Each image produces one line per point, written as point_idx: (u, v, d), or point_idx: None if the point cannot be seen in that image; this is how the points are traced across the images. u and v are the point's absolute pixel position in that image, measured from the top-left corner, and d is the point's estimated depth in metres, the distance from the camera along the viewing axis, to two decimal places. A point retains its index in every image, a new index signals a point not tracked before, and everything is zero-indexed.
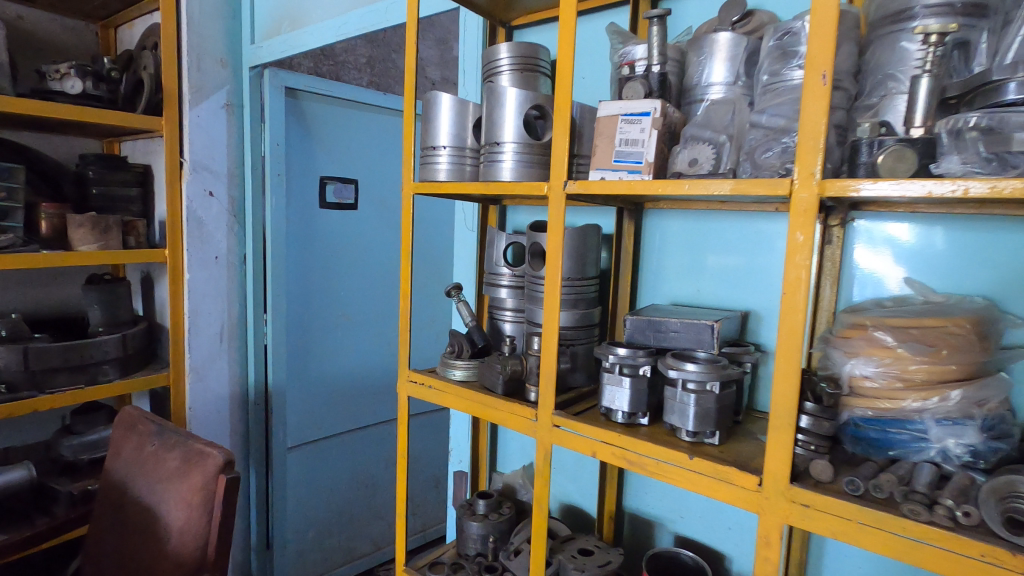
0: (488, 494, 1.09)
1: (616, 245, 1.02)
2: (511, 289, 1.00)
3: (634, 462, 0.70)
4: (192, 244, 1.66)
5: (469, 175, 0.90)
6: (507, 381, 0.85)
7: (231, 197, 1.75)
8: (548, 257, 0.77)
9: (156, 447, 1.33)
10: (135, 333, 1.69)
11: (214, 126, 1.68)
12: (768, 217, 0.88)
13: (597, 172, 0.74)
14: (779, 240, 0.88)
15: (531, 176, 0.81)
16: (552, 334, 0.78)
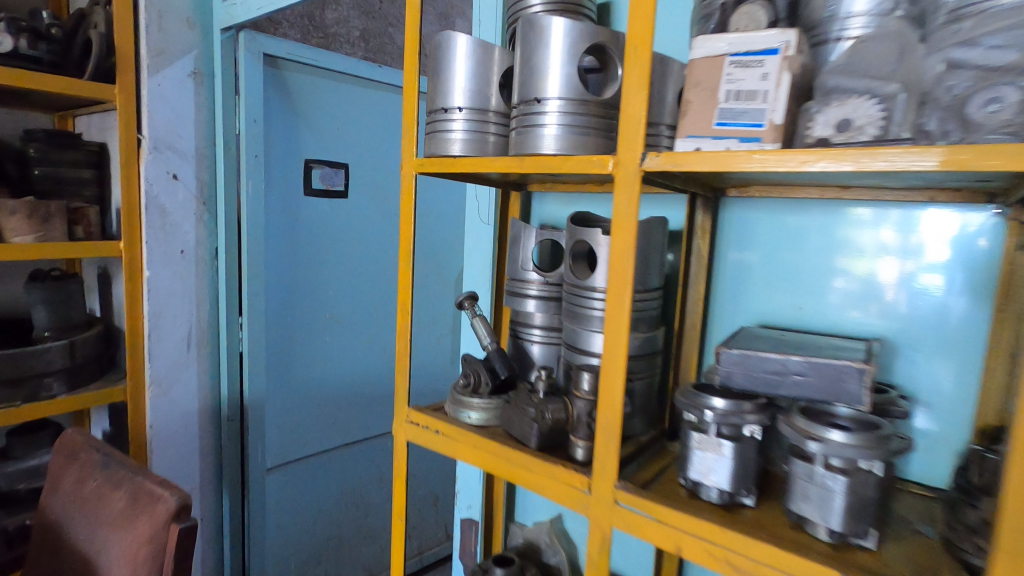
0: (507, 558, 0.86)
1: (688, 243, 0.85)
2: (540, 300, 0.78)
3: (743, 571, 0.48)
4: (152, 236, 1.42)
5: (492, 148, 0.66)
6: (546, 434, 0.62)
7: (200, 181, 1.50)
8: (613, 264, 0.55)
9: (98, 483, 1.09)
10: (87, 339, 1.45)
11: (178, 98, 1.43)
12: (802, 207, 0.79)
13: (686, 140, 0.51)
14: (813, 235, 0.79)
15: (584, 147, 0.57)
16: (616, 373, 0.56)
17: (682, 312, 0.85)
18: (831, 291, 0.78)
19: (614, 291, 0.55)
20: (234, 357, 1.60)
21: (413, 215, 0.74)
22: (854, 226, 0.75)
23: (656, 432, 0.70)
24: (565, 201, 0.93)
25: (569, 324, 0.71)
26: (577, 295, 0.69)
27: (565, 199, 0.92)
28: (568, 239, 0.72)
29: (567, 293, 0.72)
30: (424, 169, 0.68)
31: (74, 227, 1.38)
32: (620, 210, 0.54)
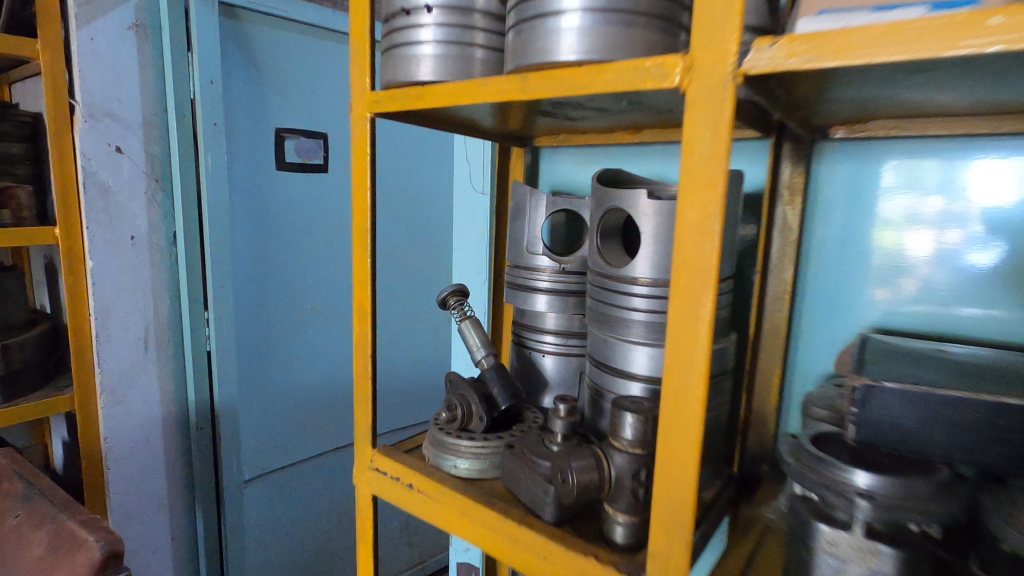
0: None
1: (771, 211, 0.72)
2: (552, 296, 0.65)
3: None
4: (93, 219, 1.22)
5: (478, 68, 0.52)
6: (567, 505, 0.47)
7: (149, 154, 1.29)
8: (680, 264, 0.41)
9: (19, 520, 0.90)
10: (25, 342, 1.25)
11: (118, 55, 1.21)
12: (820, 172, 0.71)
13: (820, 18, 0.37)
14: (833, 203, 0.70)
15: (614, 43, 0.43)
16: (694, 407, 0.41)
17: (761, 299, 0.73)
18: (853, 268, 0.69)
19: (681, 297, 0.41)
20: (201, 358, 1.40)
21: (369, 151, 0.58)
22: (877, 191, 0.67)
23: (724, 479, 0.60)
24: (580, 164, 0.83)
25: (596, 330, 0.57)
26: (609, 292, 0.54)
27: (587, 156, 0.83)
28: (595, 215, 0.55)
29: (593, 287, 0.57)
30: (375, 101, 0.56)
31: None
32: (694, 159, 0.40)
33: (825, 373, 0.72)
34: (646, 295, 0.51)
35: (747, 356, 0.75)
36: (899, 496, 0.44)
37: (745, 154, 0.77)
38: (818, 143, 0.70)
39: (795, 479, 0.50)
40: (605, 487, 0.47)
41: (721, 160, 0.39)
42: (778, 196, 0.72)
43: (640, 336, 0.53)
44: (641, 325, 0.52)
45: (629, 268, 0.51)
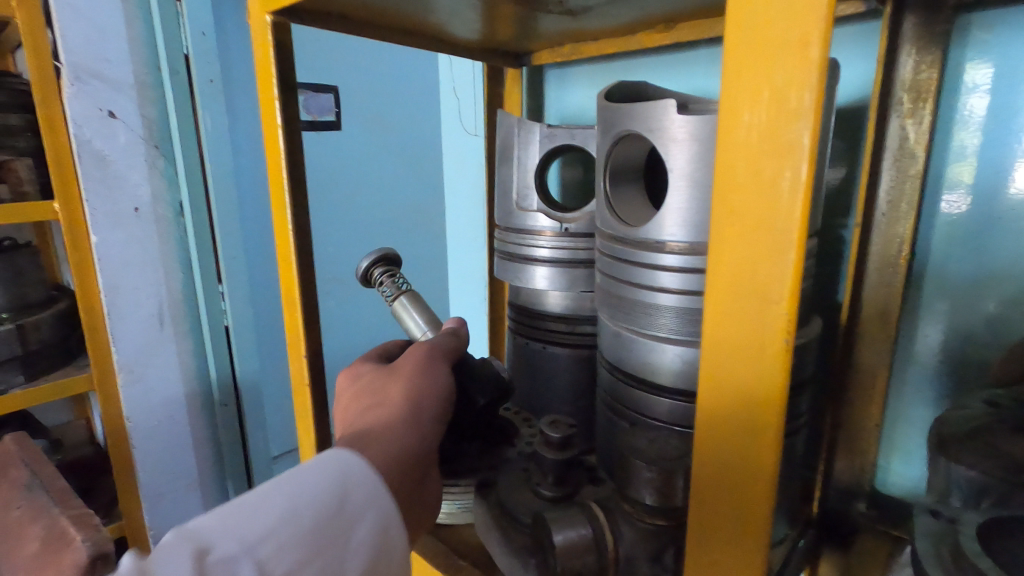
0: None
1: (882, 126, 0.58)
2: (553, 266, 0.60)
3: None
4: (92, 190, 1.14)
5: None
6: None
7: (146, 118, 1.19)
8: (718, 304, 0.32)
9: (21, 512, 0.87)
10: (42, 321, 1.22)
11: (99, 7, 1.10)
12: (947, 79, 0.57)
13: None
14: (945, 127, 0.58)
15: None
16: (765, 423, 0.31)
17: (861, 258, 0.60)
18: (961, 206, 0.58)
19: (735, 278, 0.31)
20: (219, 334, 1.34)
21: (274, 68, 0.54)
22: (996, 109, 0.55)
23: (801, 527, 0.56)
24: (593, 88, 0.78)
25: (610, 321, 0.48)
26: (630, 267, 0.43)
27: (606, 76, 0.76)
28: (603, 146, 0.45)
29: (605, 262, 0.46)
30: (275, 6, 0.52)
31: None
32: (771, 38, 0.27)
33: (942, 338, 0.61)
34: (673, 274, 0.40)
35: (834, 348, 0.63)
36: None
37: (853, 63, 0.63)
38: (958, 32, 0.56)
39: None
40: (609, 568, 0.41)
41: (816, 16, 0.26)
42: (896, 106, 0.58)
43: (669, 328, 0.43)
44: (671, 314, 0.42)
45: (654, 228, 0.41)
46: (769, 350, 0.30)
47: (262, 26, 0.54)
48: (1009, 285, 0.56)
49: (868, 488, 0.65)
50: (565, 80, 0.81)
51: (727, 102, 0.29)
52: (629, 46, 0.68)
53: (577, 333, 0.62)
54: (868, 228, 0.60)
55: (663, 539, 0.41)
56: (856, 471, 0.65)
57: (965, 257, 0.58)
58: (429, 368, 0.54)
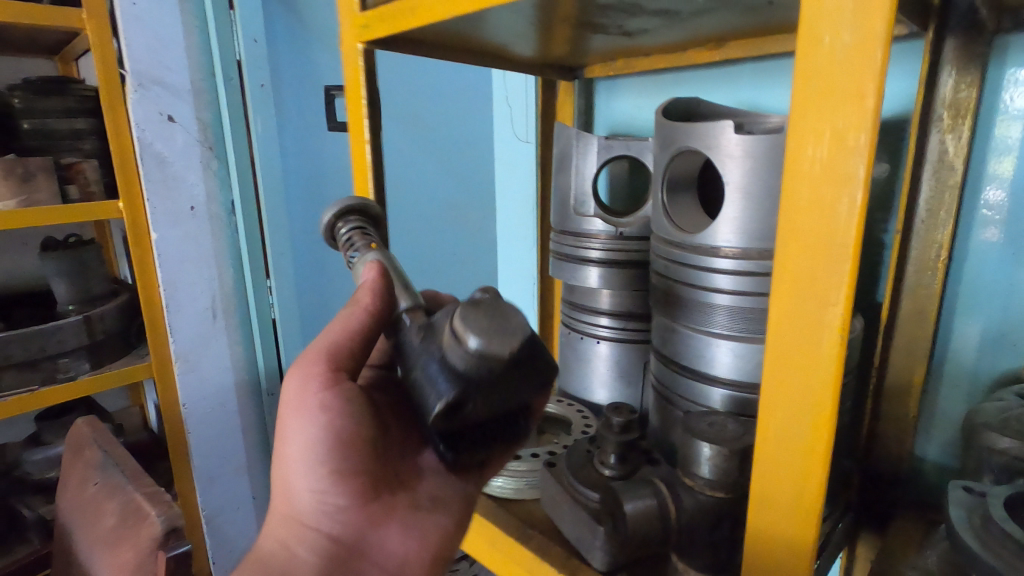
0: None
1: (922, 139, 0.60)
2: (605, 267, 0.63)
3: None
4: (153, 191, 1.21)
5: None
6: (619, 552, 0.45)
7: (201, 122, 1.26)
8: (779, 304, 0.35)
9: (96, 488, 0.95)
10: (106, 311, 1.30)
11: (160, 18, 1.17)
12: (989, 86, 0.58)
13: None
14: (987, 132, 0.59)
15: None
16: (819, 408, 0.34)
17: (901, 262, 0.62)
18: (999, 210, 0.59)
19: (795, 284, 0.34)
20: (267, 326, 1.41)
21: (363, 91, 0.59)
22: None
23: (843, 509, 0.58)
24: (639, 98, 0.80)
25: (668, 317, 0.51)
26: (686, 267, 0.46)
27: (653, 85, 0.78)
28: (660, 160, 0.48)
29: (663, 262, 0.49)
30: (369, 38, 0.56)
31: (67, 187, 1.19)
32: (835, 75, 0.30)
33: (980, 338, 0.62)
34: (730, 272, 0.43)
35: (874, 345, 0.65)
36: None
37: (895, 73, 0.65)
38: (1000, 40, 0.57)
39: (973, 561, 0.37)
40: (671, 532, 0.45)
41: (874, 56, 0.29)
42: (935, 121, 0.60)
43: (725, 325, 0.46)
44: (725, 311, 0.45)
45: (710, 234, 0.44)
46: (826, 345, 0.33)
47: (354, 52, 0.59)
48: None
49: (905, 475, 0.66)
50: (614, 90, 0.83)
51: (794, 133, 0.32)
52: (679, 61, 0.71)
53: (628, 329, 0.65)
54: (908, 233, 0.62)
55: (721, 512, 0.44)
56: (896, 459, 0.66)
57: (1003, 260, 0.60)
58: (293, 416, 0.47)
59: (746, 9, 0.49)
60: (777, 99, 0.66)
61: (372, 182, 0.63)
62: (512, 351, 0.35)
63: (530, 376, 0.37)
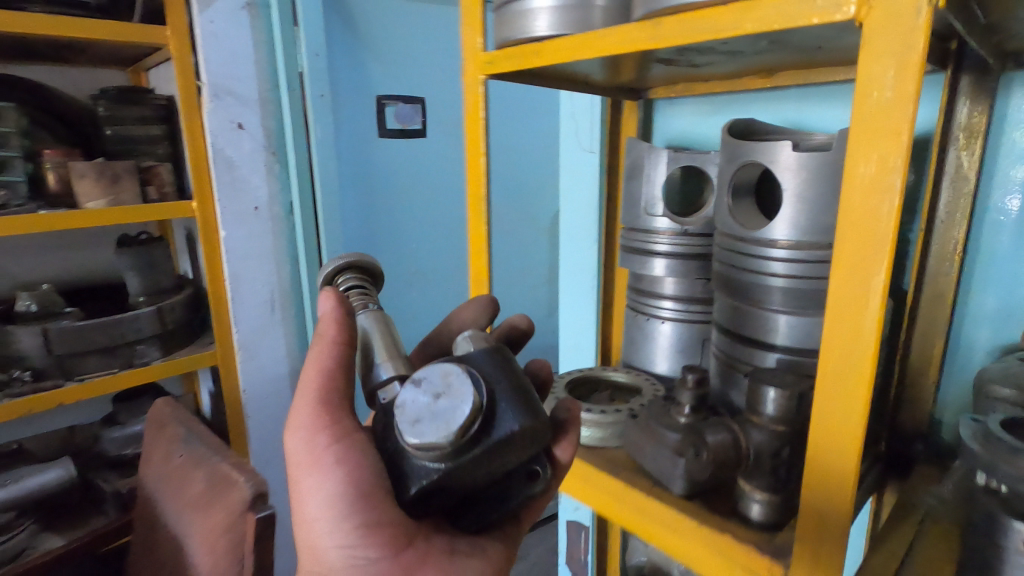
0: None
1: (941, 155, 0.67)
2: (671, 259, 0.72)
3: None
4: (223, 193, 1.31)
5: (598, 15, 0.55)
6: (697, 479, 0.54)
7: (266, 129, 1.37)
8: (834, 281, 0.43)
9: (182, 460, 1.05)
10: (175, 303, 1.42)
11: (235, 35, 1.27)
12: (1002, 109, 0.66)
13: None
14: (1000, 151, 0.66)
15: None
16: (861, 364, 0.42)
17: (922, 255, 0.70)
18: (1010, 219, 0.67)
19: (846, 266, 0.42)
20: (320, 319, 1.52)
21: (482, 112, 0.68)
22: None
23: (872, 459, 0.65)
24: (694, 114, 0.90)
25: (731, 297, 0.59)
26: (747, 257, 0.55)
27: (707, 105, 0.88)
28: (726, 171, 0.56)
29: (725, 252, 0.58)
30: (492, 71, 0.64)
31: (147, 188, 1.30)
32: (879, 114, 0.39)
33: (993, 334, 0.70)
34: (783, 260, 0.52)
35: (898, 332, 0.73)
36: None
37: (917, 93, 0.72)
38: (1006, 74, 0.65)
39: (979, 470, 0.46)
40: (741, 460, 0.54)
41: (908, 103, 0.37)
42: (951, 141, 0.67)
43: (782, 303, 0.55)
44: (780, 291, 0.54)
45: (767, 230, 0.53)
46: (870, 313, 0.41)
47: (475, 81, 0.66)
48: None
49: (926, 432, 0.74)
50: (673, 108, 0.92)
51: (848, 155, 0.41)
52: (735, 86, 0.80)
53: (691, 310, 0.73)
54: (930, 235, 0.70)
55: (787, 442, 0.52)
56: (918, 421, 0.73)
57: (1013, 261, 0.67)
58: (311, 472, 0.49)
59: (799, 53, 0.59)
60: (825, 118, 0.76)
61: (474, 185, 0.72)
62: (461, 426, 0.41)
63: (492, 437, 0.43)
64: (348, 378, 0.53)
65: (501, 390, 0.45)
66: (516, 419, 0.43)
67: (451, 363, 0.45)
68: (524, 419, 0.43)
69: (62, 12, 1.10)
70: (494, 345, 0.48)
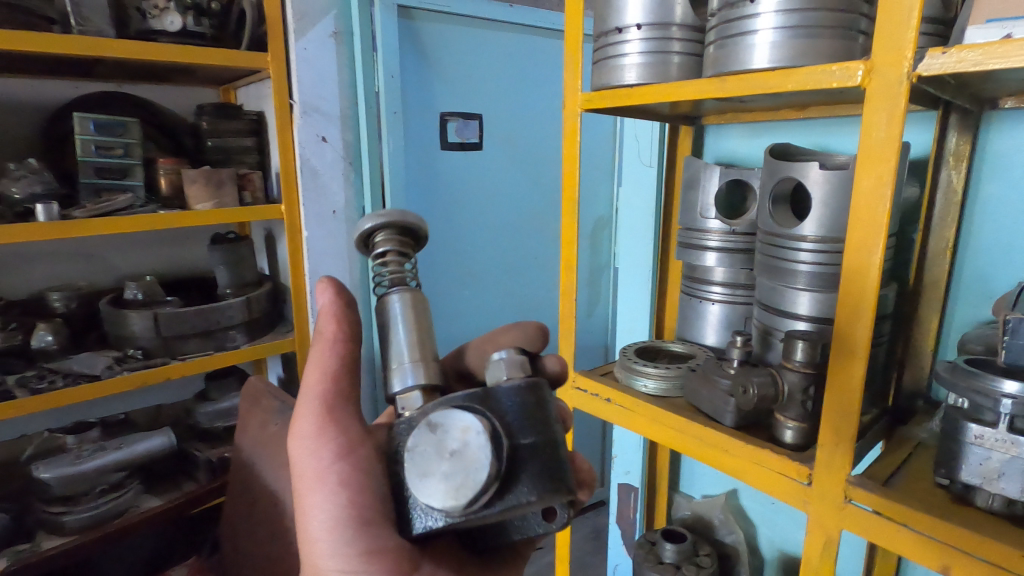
0: (679, 535, 1.06)
1: (936, 173, 0.84)
2: (722, 252, 0.85)
3: (927, 556, 0.59)
4: (308, 198, 1.49)
5: (675, 69, 0.75)
6: (744, 410, 0.72)
7: (346, 142, 1.55)
8: (847, 258, 0.61)
9: (279, 427, 1.22)
10: (260, 295, 1.60)
11: (323, 59, 1.45)
12: (984, 139, 0.82)
13: (987, 26, 0.54)
14: (983, 171, 0.83)
15: (812, 58, 0.61)
16: (861, 315, 0.61)
17: (921, 252, 0.86)
18: (989, 225, 0.83)
19: (853, 246, 0.61)
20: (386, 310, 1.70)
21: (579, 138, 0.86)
22: (1013, 160, 0.80)
23: (879, 411, 0.79)
24: (741, 138, 1.03)
25: (767, 280, 0.74)
26: (781, 248, 0.70)
27: (752, 130, 1.01)
28: (768, 183, 0.71)
29: (763, 244, 0.74)
30: (589, 105, 0.82)
31: (243, 193, 1.48)
32: (873, 145, 0.58)
33: (981, 318, 0.85)
34: (811, 251, 0.67)
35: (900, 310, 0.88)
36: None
37: (914, 123, 0.90)
38: (986, 113, 0.81)
39: (951, 390, 0.61)
40: (779, 394, 0.70)
41: (894, 142, 0.56)
42: (943, 163, 0.84)
43: (804, 284, 0.69)
44: (805, 275, 0.69)
45: (798, 228, 0.68)
46: (868, 282, 0.60)
47: (573, 114, 0.85)
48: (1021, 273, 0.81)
49: (926, 392, 0.88)
50: (722, 131, 1.06)
51: (862, 171, 0.59)
52: (774, 117, 0.96)
53: (738, 294, 0.86)
54: (926, 236, 0.86)
55: (813, 382, 0.68)
56: (918, 381, 0.88)
57: (994, 258, 0.83)
58: (313, 489, 0.53)
59: (826, 98, 0.76)
60: (849, 143, 0.89)
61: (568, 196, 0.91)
62: (471, 496, 0.42)
63: (508, 501, 0.43)
64: (349, 379, 0.57)
65: (523, 448, 0.44)
66: (534, 487, 0.43)
67: (472, 415, 0.44)
68: (543, 490, 0.43)
69: (187, 42, 1.29)
70: (528, 385, 0.47)
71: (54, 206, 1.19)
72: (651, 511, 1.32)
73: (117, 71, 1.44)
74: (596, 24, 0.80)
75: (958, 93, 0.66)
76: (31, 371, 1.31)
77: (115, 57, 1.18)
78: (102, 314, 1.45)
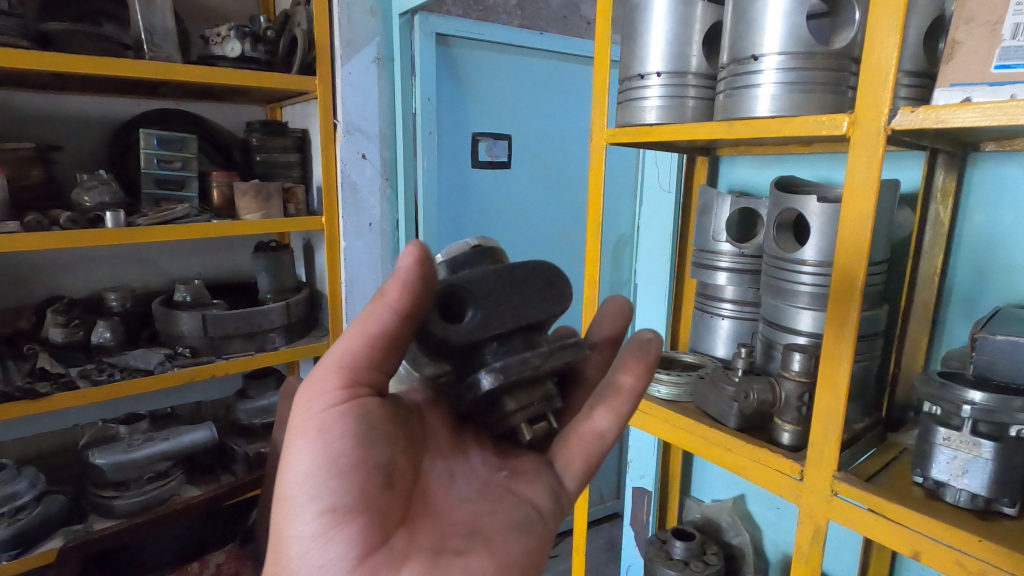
0: (688, 535, 1.11)
1: (925, 208, 0.90)
2: (732, 272, 0.92)
3: (905, 543, 0.65)
4: (347, 210, 1.59)
5: (690, 111, 0.83)
6: (747, 413, 0.78)
7: (383, 158, 1.64)
8: (836, 282, 0.68)
9: None
10: (298, 300, 1.70)
11: (366, 82, 1.56)
12: (971, 176, 0.89)
13: (953, 88, 0.62)
14: (971, 207, 0.89)
15: (809, 107, 0.69)
16: (847, 334, 0.67)
17: (913, 276, 0.92)
18: (975, 254, 0.89)
19: (842, 272, 0.67)
20: None
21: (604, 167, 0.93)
22: (996, 195, 0.87)
23: (873, 421, 0.84)
24: (750, 168, 1.11)
25: (771, 299, 0.81)
26: (785, 270, 0.77)
27: (762, 162, 1.08)
28: (772, 213, 0.78)
29: (769, 266, 0.81)
30: (614, 139, 0.89)
31: (287, 204, 1.58)
32: (859, 185, 0.65)
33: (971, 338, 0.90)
34: (812, 273, 0.74)
35: (894, 330, 0.94)
36: (998, 405, 0.61)
37: (910, 160, 0.96)
38: (971, 154, 0.88)
39: (925, 398, 0.67)
40: (777, 397, 0.77)
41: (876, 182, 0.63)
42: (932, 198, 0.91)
43: (806, 302, 0.76)
44: (806, 295, 0.75)
45: (799, 253, 0.75)
46: (854, 304, 0.66)
47: (599, 147, 0.93)
48: (1004, 299, 0.87)
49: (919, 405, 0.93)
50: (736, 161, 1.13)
51: (853, 210, 0.66)
52: (783, 151, 1.02)
53: (746, 311, 0.93)
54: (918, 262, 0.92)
55: (809, 391, 0.74)
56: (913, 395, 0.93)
57: (981, 283, 0.89)
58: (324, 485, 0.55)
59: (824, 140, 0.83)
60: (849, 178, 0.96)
61: (592, 219, 0.98)
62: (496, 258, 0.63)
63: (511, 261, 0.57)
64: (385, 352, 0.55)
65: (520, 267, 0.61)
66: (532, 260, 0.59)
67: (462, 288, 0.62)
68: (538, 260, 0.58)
69: (246, 67, 1.40)
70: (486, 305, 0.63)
71: (121, 214, 1.29)
72: (663, 514, 1.37)
73: (178, 92, 1.56)
74: (622, 68, 0.88)
75: (944, 137, 0.72)
76: (91, 364, 1.42)
77: (183, 80, 1.29)
78: (155, 314, 1.56)
